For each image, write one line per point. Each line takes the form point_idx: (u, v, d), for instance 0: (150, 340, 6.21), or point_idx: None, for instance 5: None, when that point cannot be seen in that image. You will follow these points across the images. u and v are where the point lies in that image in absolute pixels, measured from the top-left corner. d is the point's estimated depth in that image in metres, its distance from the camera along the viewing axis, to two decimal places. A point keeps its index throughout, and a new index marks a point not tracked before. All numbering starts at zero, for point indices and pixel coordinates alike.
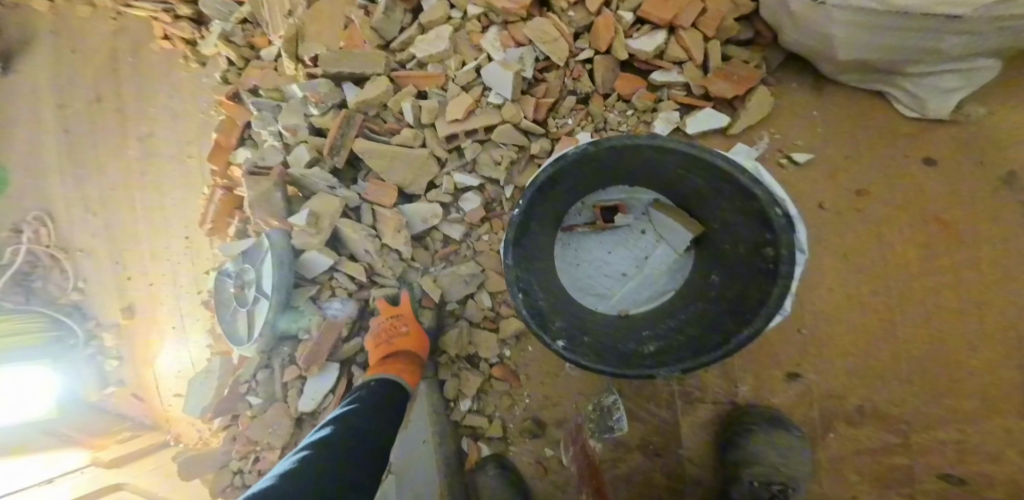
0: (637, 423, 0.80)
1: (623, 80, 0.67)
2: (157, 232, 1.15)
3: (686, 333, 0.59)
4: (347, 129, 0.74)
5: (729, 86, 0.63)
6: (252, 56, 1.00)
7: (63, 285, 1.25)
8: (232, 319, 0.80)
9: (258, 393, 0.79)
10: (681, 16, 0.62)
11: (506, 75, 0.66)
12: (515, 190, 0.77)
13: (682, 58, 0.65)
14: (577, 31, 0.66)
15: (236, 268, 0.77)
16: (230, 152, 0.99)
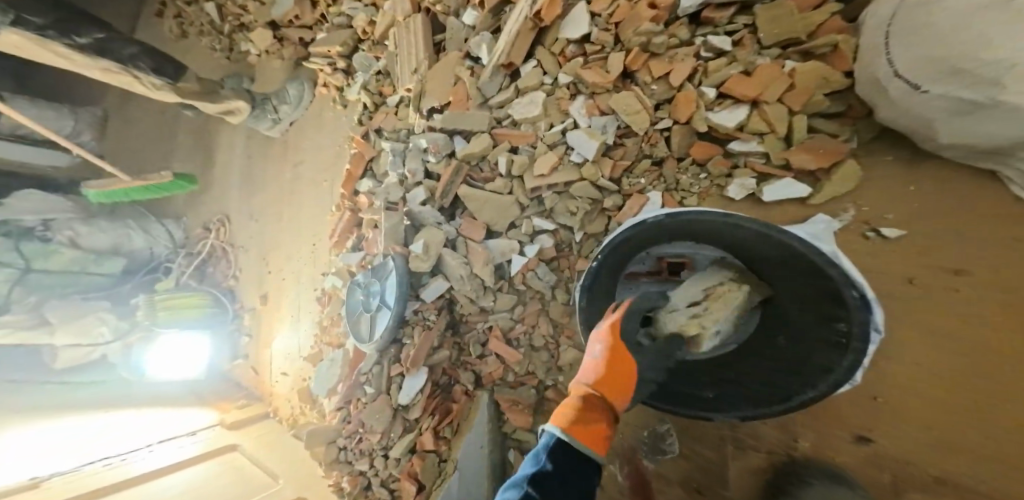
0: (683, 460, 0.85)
1: (698, 148, 0.72)
2: (294, 239, 1.45)
3: (750, 389, 0.62)
4: (454, 178, 0.93)
5: (811, 159, 0.63)
6: (381, 102, 1.25)
7: (226, 272, 1.62)
8: (357, 320, 1.03)
9: (372, 384, 0.97)
10: (765, 93, 0.64)
11: (591, 142, 0.78)
12: (585, 236, 0.88)
13: (763, 131, 0.66)
14: (658, 103, 0.74)
15: (366, 279, 1.01)
16: (356, 179, 1.24)
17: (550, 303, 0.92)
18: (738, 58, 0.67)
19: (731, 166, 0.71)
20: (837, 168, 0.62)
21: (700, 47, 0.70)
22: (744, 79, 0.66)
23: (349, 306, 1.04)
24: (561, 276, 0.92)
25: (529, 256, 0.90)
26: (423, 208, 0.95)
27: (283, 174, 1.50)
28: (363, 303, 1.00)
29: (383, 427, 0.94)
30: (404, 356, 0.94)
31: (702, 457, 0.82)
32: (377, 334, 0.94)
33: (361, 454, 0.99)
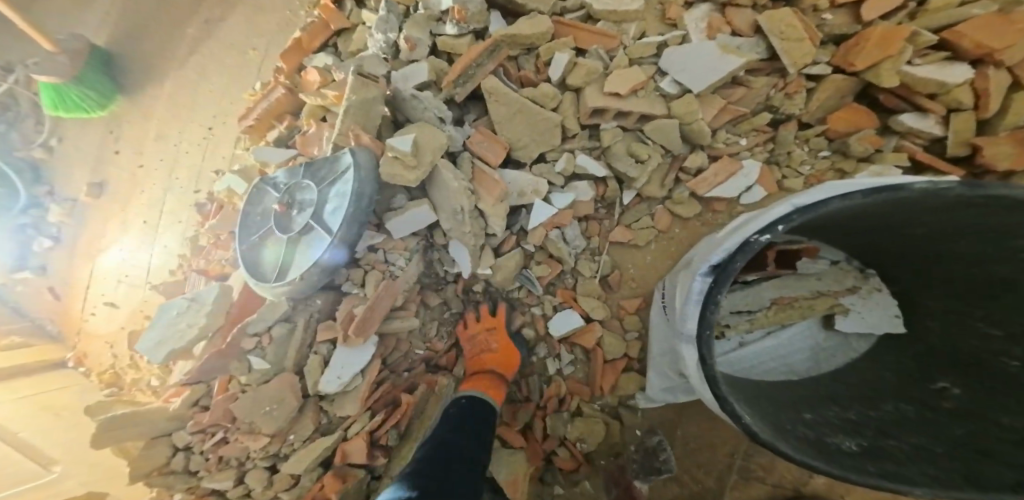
0: (674, 491, 0.72)
1: (848, 112, 0.56)
2: (173, 115, 0.97)
3: (918, 458, 0.40)
4: (485, 60, 0.63)
5: (1012, 153, 0.51)
6: None
7: (31, 137, 1.03)
8: (258, 244, 0.63)
9: (265, 355, 0.62)
10: (1006, 51, 0.48)
11: (727, 58, 0.56)
12: (634, 198, 0.66)
13: (956, 108, 0.52)
14: (824, 37, 0.55)
15: (289, 181, 0.63)
16: (307, 54, 0.84)
17: (572, 277, 0.70)
18: (970, 0, 0.50)
19: (880, 148, 0.56)
20: None
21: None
22: (985, 27, 0.48)
23: (247, 219, 0.64)
24: (588, 243, 0.68)
25: (558, 207, 0.65)
26: (420, 93, 0.61)
27: (179, 20, 0.98)
28: (278, 217, 0.61)
29: (276, 430, 0.61)
30: (342, 313, 0.61)
31: (697, 484, 0.72)
32: (291, 276, 0.57)
33: (222, 460, 0.64)
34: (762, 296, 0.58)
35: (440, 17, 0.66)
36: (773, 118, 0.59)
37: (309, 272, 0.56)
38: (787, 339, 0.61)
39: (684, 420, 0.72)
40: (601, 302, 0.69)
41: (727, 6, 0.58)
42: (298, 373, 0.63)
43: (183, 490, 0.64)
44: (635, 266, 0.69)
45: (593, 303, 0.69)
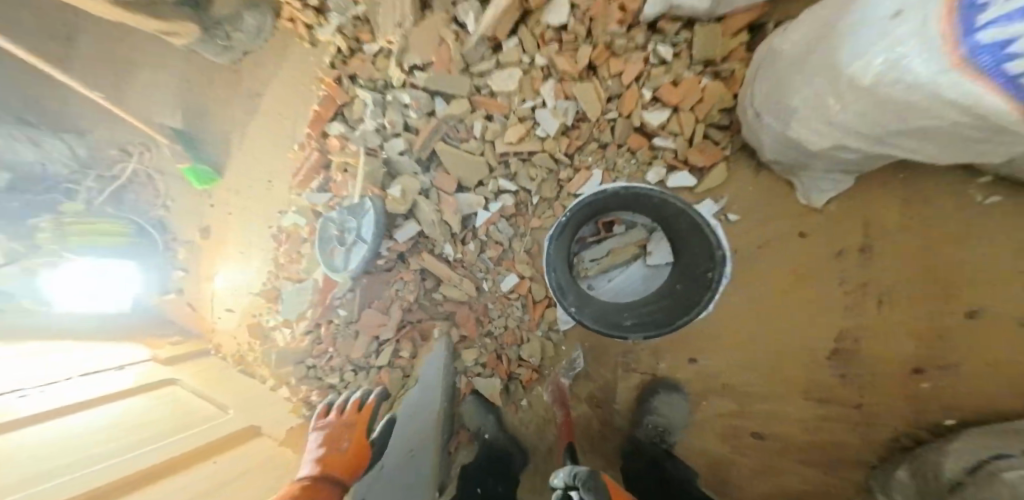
0: (588, 380, 1.17)
1: (634, 138, 0.97)
2: (244, 174, 1.43)
3: (658, 316, 0.89)
4: (433, 133, 1.05)
5: (702, 158, 0.94)
6: (356, 48, 1.24)
7: (152, 202, 1.51)
8: (327, 251, 1.07)
9: (343, 311, 1.11)
10: (683, 103, 0.91)
11: (554, 120, 0.98)
12: (540, 199, 1.08)
13: (676, 131, 0.94)
14: (611, 96, 0.96)
15: (339, 215, 1.06)
16: (325, 122, 1.27)
17: (512, 252, 1.12)
18: (672, 69, 0.92)
19: (654, 156, 0.97)
20: (714, 167, 0.95)
21: (648, 57, 0.92)
22: (672, 91, 0.91)
23: (321, 239, 1.06)
24: (516, 230, 1.11)
25: (492, 211, 1.08)
26: (400, 157, 1.07)
27: (235, 106, 1.42)
28: (336, 237, 1.05)
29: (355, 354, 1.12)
30: (393, 294, 1.12)
31: (601, 376, 1.15)
32: (351, 266, 1.03)
33: (320, 377, 1.13)
34: (605, 247, 1.03)
35: (406, 105, 1.07)
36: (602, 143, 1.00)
37: (355, 266, 1.02)
38: (630, 275, 1.02)
39: (590, 335, 1.15)
40: (529, 265, 1.12)
41: (563, 80, 0.97)
42: (362, 323, 1.11)
43: (302, 388, 1.18)
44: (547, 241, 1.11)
45: (524, 265, 1.12)
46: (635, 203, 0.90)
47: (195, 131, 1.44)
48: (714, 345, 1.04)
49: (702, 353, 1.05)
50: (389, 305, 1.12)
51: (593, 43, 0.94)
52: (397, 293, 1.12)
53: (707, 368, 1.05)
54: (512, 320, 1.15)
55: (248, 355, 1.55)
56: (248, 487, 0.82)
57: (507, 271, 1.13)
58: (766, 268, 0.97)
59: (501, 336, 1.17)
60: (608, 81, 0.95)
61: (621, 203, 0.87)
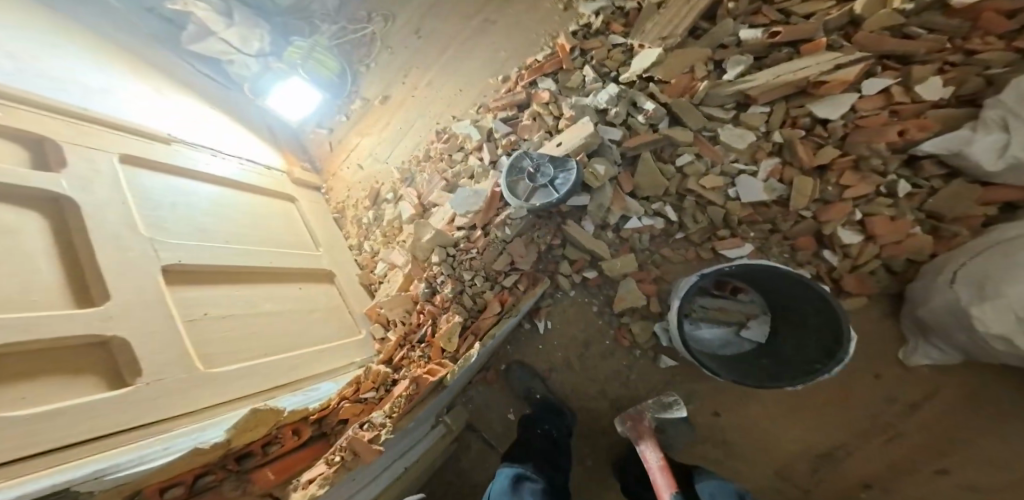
0: (625, 389, 1.36)
1: (807, 239, 1.21)
2: (444, 75, 1.66)
3: (744, 375, 1.08)
4: (653, 142, 1.25)
5: (854, 283, 1.17)
6: (603, 31, 1.44)
7: (361, 56, 1.77)
8: (514, 180, 1.23)
9: (497, 230, 1.26)
10: (879, 237, 1.15)
11: (762, 191, 1.21)
12: (683, 237, 1.29)
13: (855, 253, 1.17)
14: (819, 199, 1.19)
15: (539, 158, 1.22)
16: (539, 74, 1.47)
17: (634, 260, 1.30)
18: (891, 208, 1.15)
19: (811, 260, 1.22)
20: (855, 295, 1.17)
21: (885, 183, 1.15)
22: (883, 222, 1.14)
23: (513, 167, 1.24)
24: (648, 247, 1.31)
25: (642, 223, 1.27)
26: (610, 144, 1.26)
27: (471, 24, 1.67)
28: (530, 174, 1.21)
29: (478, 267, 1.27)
30: (533, 239, 1.29)
31: (637, 393, 1.34)
32: (534, 202, 1.18)
33: (440, 265, 1.31)
34: (716, 303, 1.24)
35: (637, 107, 1.27)
36: (777, 228, 1.24)
37: (538, 204, 1.17)
38: (723, 334, 1.23)
39: (651, 357, 1.33)
40: (641, 278, 1.31)
41: (788, 165, 1.22)
42: (503, 248, 1.26)
43: (413, 264, 1.39)
44: (667, 269, 1.31)
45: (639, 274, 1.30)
46: (775, 285, 1.09)
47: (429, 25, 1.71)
48: (743, 418, 1.22)
49: (726, 412, 1.23)
50: (529, 244, 1.29)
51: (847, 147, 1.18)
52: (535, 239, 1.29)
53: (724, 425, 1.23)
54: (586, 306, 1.37)
55: (349, 208, 1.70)
56: (293, 334, 1.23)
57: (626, 277, 1.31)
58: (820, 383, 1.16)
59: (586, 315, 1.38)
60: (829, 185, 1.19)
61: (771, 281, 1.10)
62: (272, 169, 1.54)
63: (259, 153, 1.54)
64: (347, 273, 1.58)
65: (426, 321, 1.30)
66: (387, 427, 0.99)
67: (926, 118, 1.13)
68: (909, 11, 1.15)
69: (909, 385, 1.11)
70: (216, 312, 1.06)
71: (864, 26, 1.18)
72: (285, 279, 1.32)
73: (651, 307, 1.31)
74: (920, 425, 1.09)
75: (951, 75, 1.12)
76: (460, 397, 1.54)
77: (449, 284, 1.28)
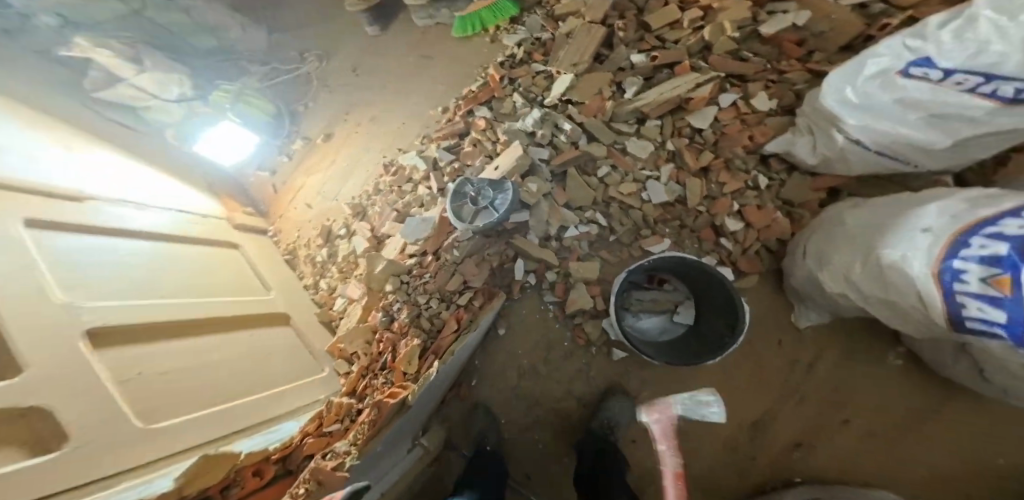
0: (586, 382, 1.54)
1: (705, 231, 1.46)
2: (384, 111, 1.75)
3: (675, 355, 1.28)
4: (575, 159, 1.47)
5: (745, 263, 1.44)
6: (526, 60, 1.64)
7: (296, 99, 1.82)
8: (458, 206, 1.35)
9: (457, 250, 1.36)
10: (754, 222, 1.42)
11: (666, 193, 1.45)
12: (615, 239, 1.50)
13: (740, 240, 1.44)
14: (707, 196, 1.46)
15: (479, 184, 1.36)
16: (476, 102, 1.63)
17: (580, 265, 1.46)
18: (760, 197, 1.44)
19: (713, 248, 1.47)
20: (748, 274, 1.44)
21: (750, 179, 1.45)
22: (754, 211, 1.42)
23: (456, 193, 1.36)
24: (589, 251, 1.49)
25: (580, 231, 1.46)
26: (542, 164, 1.46)
27: (405, 64, 1.81)
28: (471, 198, 1.34)
29: (434, 288, 1.35)
30: (485, 255, 1.42)
31: (596, 383, 1.52)
32: (478, 223, 1.31)
33: (400, 290, 1.37)
34: (649, 295, 1.45)
35: (560, 129, 1.48)
36: (682, 223, 1.48)
37: (484, 224, 1.30)
38: (657, 322, 1.44)
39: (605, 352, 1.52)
40: (593, 281, 1.47)
41: (681, 170, 1.48)
42: (457, 269, 1.37)
43: (380, 291, 1.41)
44: (607, 271, 1.50)
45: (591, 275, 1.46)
46: (692, 273, 1.31)
47: (362, 67, 1.82)
48: (686, 394, 1.44)
49: (674, 392, 1.44)
50: (479, 263, 1.41)
51: (719, 151, 1.48)
52: (487, 256, 1.43)
53: (674, 403, 1.43)
54: (544, 316, 1.54)
55: (301, 249, 1.69)
56: (256, 381, 1.16)
57: (578, 282, 1.48)
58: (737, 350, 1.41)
59: (545, 312, 1.54)
60: (713, 184, 1.47)
61: (684, 272, 1.32)
62: (206, 217, 1.47)
63: (187, 200, 1.46)
64: (301, 314, 1.55)
65: (386, 350, 1.33)
66: (352, 454, 1.02)
67: (767, 126, 1.45)
68: (738, 39, 1.51)
69: (807, 342, 1.38)
70: (170, 370, 0.94)
71: (714, 50, 1.51)
72: (235, 328, 1.23)
73: (599, 305, 1.48)
74: (821, 375, 1.35)
75: (773, 91, 1.48)
76: (435, 417, 1.61)
77: (404, 309, 1.34)
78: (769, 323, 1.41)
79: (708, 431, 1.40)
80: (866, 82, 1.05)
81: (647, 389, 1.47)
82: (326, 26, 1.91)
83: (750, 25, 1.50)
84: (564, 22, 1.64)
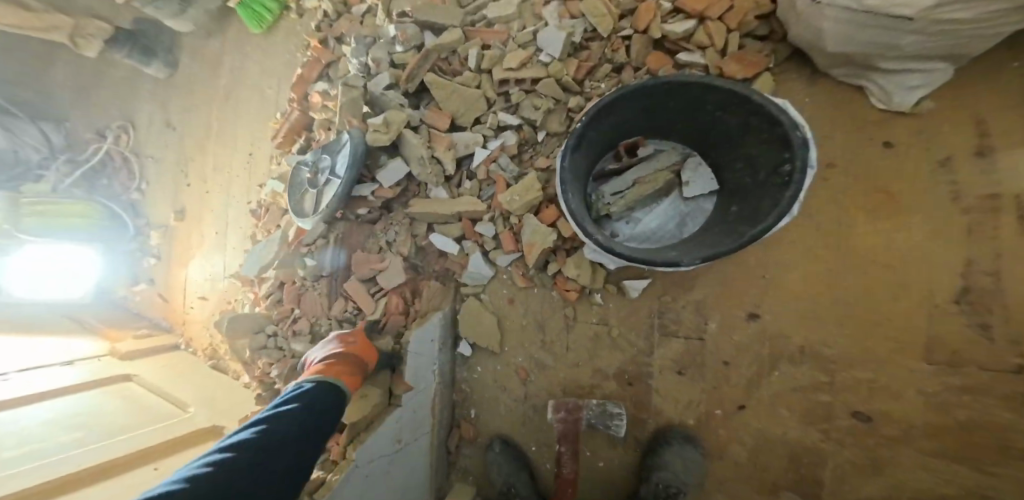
0: (619, 353, 0.97)
1: (653, 57, 0.87)
2: (225, 148, 1.36)
3: (710, 242, 0.75)
4: (423, 63, 0.96)
5: (740, 68, 0.82)
6: (343, 11, 1.17)
7: (128, 185, 1.50)
8: (298, 199, 0.99)
9: (314, 257, 1.01)
10: (710, 10, 0.81)
11: (560, 38, 0.88)
12: (547, 135, 0.96)
13: (705, 45, 0.83)
14: (623, 13, 0.88)
15: (314, 158, 0.98)
16: (309, 83, 1.19)
17: (513, 196, 0.92)
18: None
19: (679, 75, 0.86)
20: (757, 78, 0.82)
21: None
22: None
23: (292, 186, 0.99)
24: (522, 170, 0.97)
25: (492, 149, 0.96)
26: (386, 91, 0.96)
27: (214, 80, 1.38)
28: (309, 181, 0.97)
29: (316, 319, 0.99)
30: (372, 245, 1.00)
31: (634, 345, 0.96)
32: (323, 205, 0.92)
33: (292, 335, 1.00)
34: (628, 179, 0.89)
35: (394, 41, 1.00)
36: (615, 67, 0.90)
37: (329, 204, 0.90)
38: (666, 211, 0.88)
39: (620, 298, 0.97)
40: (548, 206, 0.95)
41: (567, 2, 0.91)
42: (332, 277, 1.00)
43: (276, 360, 1.00)
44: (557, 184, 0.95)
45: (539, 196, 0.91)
46: (667, 106, 0.77)
47: (181, 117, 1.43)
48: (772, 294, 0.86)
49: (761, 307, 0.87)
50: (381, 254, 1.00)
51: None
52: (386, 244, 1.00)
53: (770, 327, 0.87)
54: (510, 285, 1.02)
55: (220, 346, 1.37)
56: None
57: (525, 214, 0.94)
58: (837, 191, 0.81)
59: (510, 277, 1.01)
60: None
61: (659, 105, 0.77)
62: (85, 360, 1.18)
63: (59, 351, 1.18)
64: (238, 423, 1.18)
65: None
66: None
67: None
68: None
69: (951, 128, 0.74)
70: None
71: None
72: (117, 473, 0.80)
73: (566, 232, 0.93)
74: None
75: None
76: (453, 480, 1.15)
77: (276, 366, 0.98)
78: (852, 129, 0.80)
79: (849, 341, 0.81)
80: None
81: (714, 317, 0.90)
82: (119, 89, 1.50)
83: None
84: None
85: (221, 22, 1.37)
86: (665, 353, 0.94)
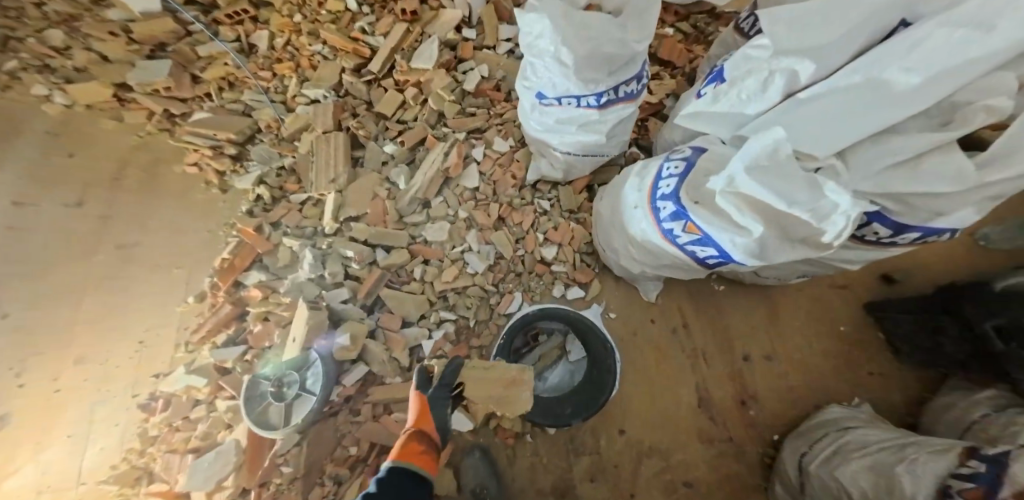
0: (547, 475, 1.29)
1: (539, 267, 1.35)
2: (99, 331, 1.26)
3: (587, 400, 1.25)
4: (379, 281, 1.28)
5: (583, 275, 1.37)
6: (280, 195, 1.41)
7: None
8: (258, 413, 1.11)
9: (291, 464, 1.12)
10: (564, 241, 1.37)
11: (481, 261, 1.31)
12: (478, 321, 1.30)
13: (565, 260, 1.37)
14: (517, 238, 1.37)
15: (275, 373, 1.15)
16: (239, 272, 1.31)
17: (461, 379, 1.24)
18: (548, 218, 1.39)
19: (555, 277, 1.37)
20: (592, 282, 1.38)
21: (537, 208, 1.39)
22: (556, 232, 1.37)
23: (249, 401, 1.11)
24: None
25: (436, 337, 1.26)
26: (346, 306, 1.25)
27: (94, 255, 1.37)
28: (273, 394, 1.12)
29: None
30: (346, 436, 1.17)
31: (558, 468, 1.30)
32: (296, 419, 1.10)
33: None
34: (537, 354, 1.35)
35: (348, 258, 1.29)
36: (516, 272, 1.35)
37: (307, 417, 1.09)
38: (563, 371, 1.34)
39: (541, 435, 1.32)
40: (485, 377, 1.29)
41: (482, 230, 1.36)
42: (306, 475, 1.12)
43: None
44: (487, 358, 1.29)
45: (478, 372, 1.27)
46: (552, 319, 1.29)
47: None
48: (632, 416, 1.33)
49: (626, 424, 1.33)
50: (353, 442, 1.16)
51: (502, 198, 1.39)
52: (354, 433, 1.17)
53: (633, 437, 1.32)
54: (461, 440, 1.30)
55: None
56: None
57: None
58: (650, 346, 1.39)
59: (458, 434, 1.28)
60: (513, 226, 1.37)
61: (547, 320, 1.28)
62: None
63: None
64: None
65: None
66: None
67: (519, 160, 1.41)
68: (459, 99, 1.46)
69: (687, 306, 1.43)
70: None
71: (447, 115, 1.44)
72: None
73: None
74: (722, 320, 1.44)
75: (505, 132, 1.43)
76: None
77: None
78: (647, 308, 1.42)
79: (679, 438, 1.32)
80: (545, 115, 1.18)
81: (599, 435, 1.32)
82: None
83: (457, 87, 1.46)
84: (299, 140, 1.46)
85: (107, 195, 1.40)
86: (579, 470, 1.29)
